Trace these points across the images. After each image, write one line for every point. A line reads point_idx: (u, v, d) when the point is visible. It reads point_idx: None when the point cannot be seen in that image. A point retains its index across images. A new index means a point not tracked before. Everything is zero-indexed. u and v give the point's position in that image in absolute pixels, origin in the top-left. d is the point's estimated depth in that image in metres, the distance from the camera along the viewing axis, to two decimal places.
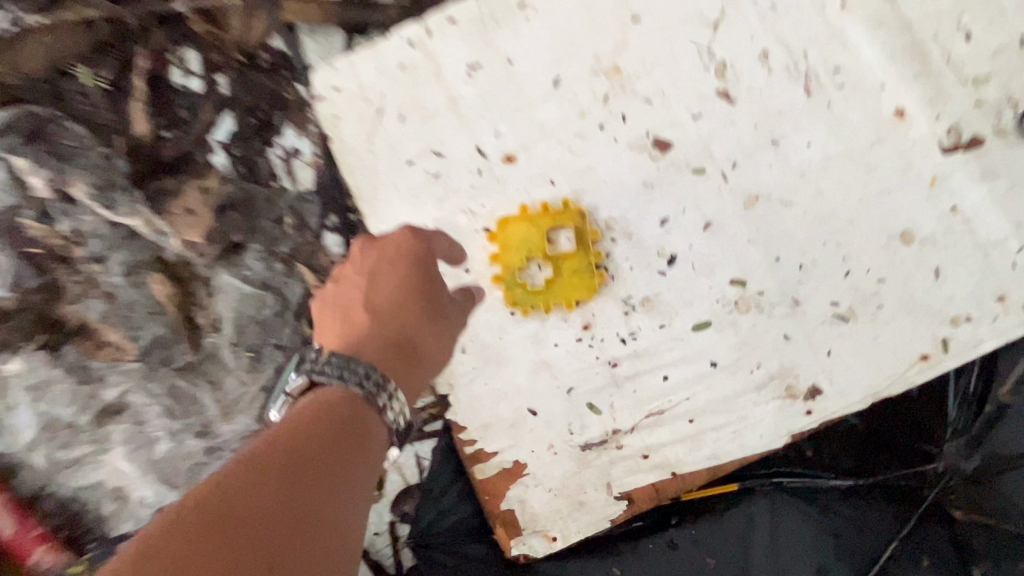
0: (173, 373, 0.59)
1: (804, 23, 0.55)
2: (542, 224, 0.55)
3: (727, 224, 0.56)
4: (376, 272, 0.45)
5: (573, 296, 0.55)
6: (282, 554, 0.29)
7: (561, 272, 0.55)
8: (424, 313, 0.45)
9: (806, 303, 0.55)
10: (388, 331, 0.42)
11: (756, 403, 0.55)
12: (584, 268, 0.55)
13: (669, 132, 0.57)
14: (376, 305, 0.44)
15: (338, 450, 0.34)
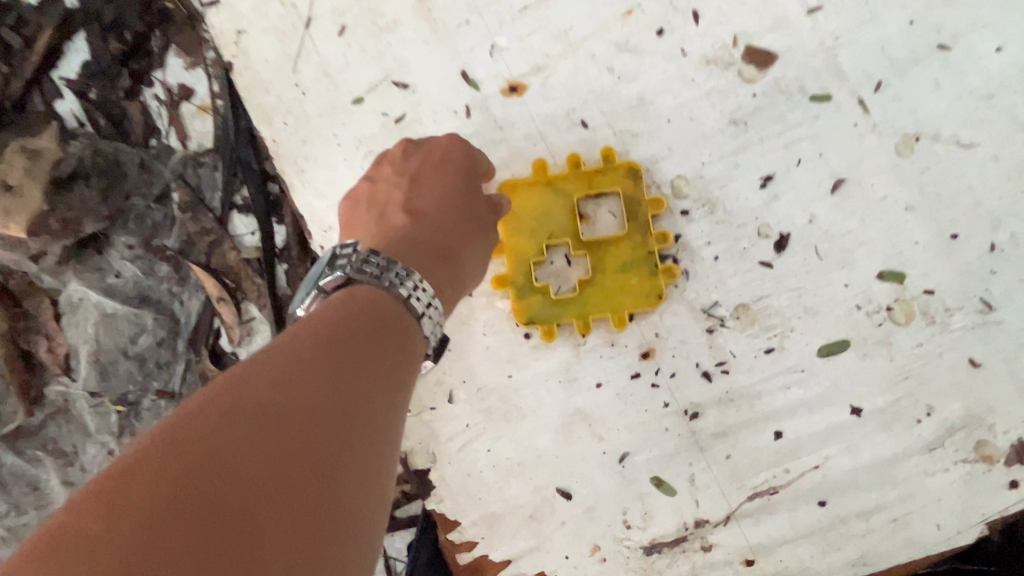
0: (10, 445, 0.40)
1: None
2: (572, 199, 0.35)
3: (869, 181, 0.35)
4: (419, 176, 0.32)
5: (616, 303, 0.35)
6: (343, 476, 0.17)
7: (591, 264, 0.35)
8: (472, 237, 0.31)
9: (1008, 308, 0.33)
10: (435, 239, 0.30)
11: (927, 474, 0.33)
12: (638, 266, 0.35)
13: (764, 38, 0.35)
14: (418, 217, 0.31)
15: (389, 339, 0.22)
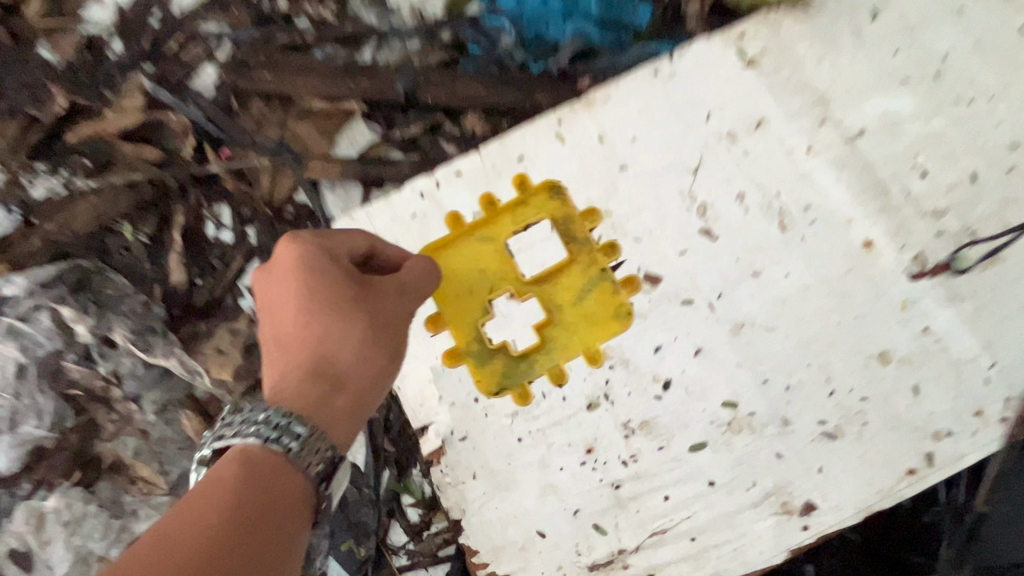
0: None
1: (767, 172, 0.64)
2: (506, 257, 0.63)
3: (717, 349, 0.60)
4: (282, 304, 0.49)
5: (591, 329, 0.62)
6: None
7: (554, 295, 0.63)
8: (332, 326, 0.47)
9: (797, 422, 0.58)
10: (310, 348, 0.47)
11: (755, 520, 0.57)
12: (575, 284, 0.63)
13: (657, 267, 0.62)
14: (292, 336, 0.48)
15: (256, 486, 0.38)
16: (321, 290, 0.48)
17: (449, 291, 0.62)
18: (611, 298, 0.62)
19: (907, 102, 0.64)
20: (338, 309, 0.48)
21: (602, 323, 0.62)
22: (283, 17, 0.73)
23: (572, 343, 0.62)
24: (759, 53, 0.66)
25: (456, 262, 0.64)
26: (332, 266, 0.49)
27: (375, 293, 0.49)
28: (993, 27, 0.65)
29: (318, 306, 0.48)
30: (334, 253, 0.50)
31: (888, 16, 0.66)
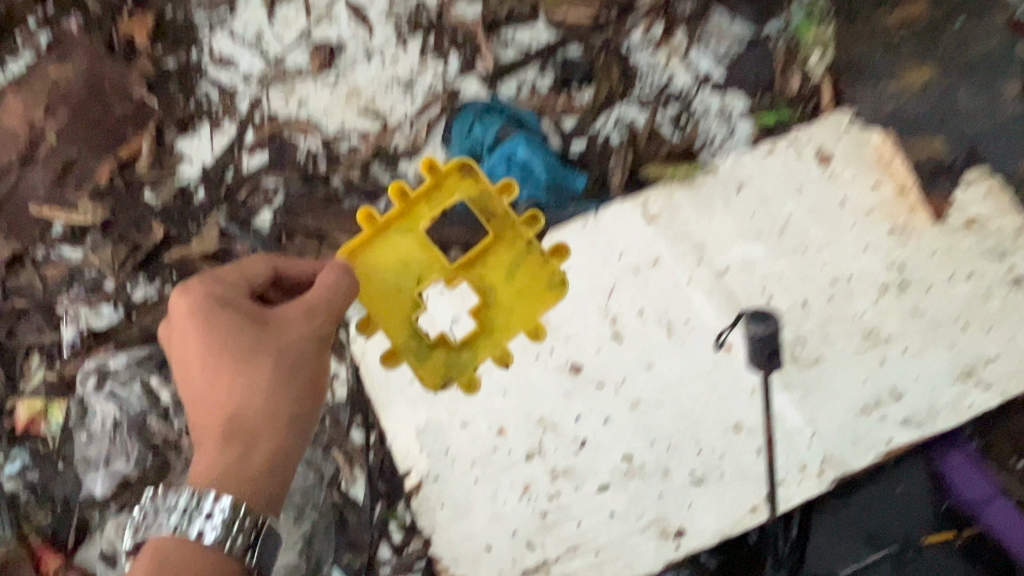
0: None
1: (659, 295, 0.90)
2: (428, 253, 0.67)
3: (620, 419, 0.85)
4: (192, 359, 0.59)
5: (526, 310, 0.71)
6: None
7: (485, 280, 0.70)
8: (234, 376, 0.58)
9: (674, 471, 0.82)
10: (221, 400, 0.58)
11: (641, 542, 0.80)
12: (499, 264, 0.69)
13: (580, 359, 0.88)
14: (204, 390, 0.59)
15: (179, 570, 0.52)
16: (218, 344, 0.59)
17: (381, 297, 0.68)
18: (538, 270, 0.70)
19: (759, 249, 0.92)
20: (239, 357, 0.58)
21: (535, 303, 0.71)
22: (324, 178, 1.05)
23: (507, 328, 0.72)
24: (657, 213, 0.95)
25: (381, 260, 0.67)
26: (224, 315, 0.60)
27: (270, 330, 0.60)
28: (813, 204, 0.94)
29: (221, 357, 0.59)
30: (225, 302, 0.61)
31: (744, 192, 0.95)
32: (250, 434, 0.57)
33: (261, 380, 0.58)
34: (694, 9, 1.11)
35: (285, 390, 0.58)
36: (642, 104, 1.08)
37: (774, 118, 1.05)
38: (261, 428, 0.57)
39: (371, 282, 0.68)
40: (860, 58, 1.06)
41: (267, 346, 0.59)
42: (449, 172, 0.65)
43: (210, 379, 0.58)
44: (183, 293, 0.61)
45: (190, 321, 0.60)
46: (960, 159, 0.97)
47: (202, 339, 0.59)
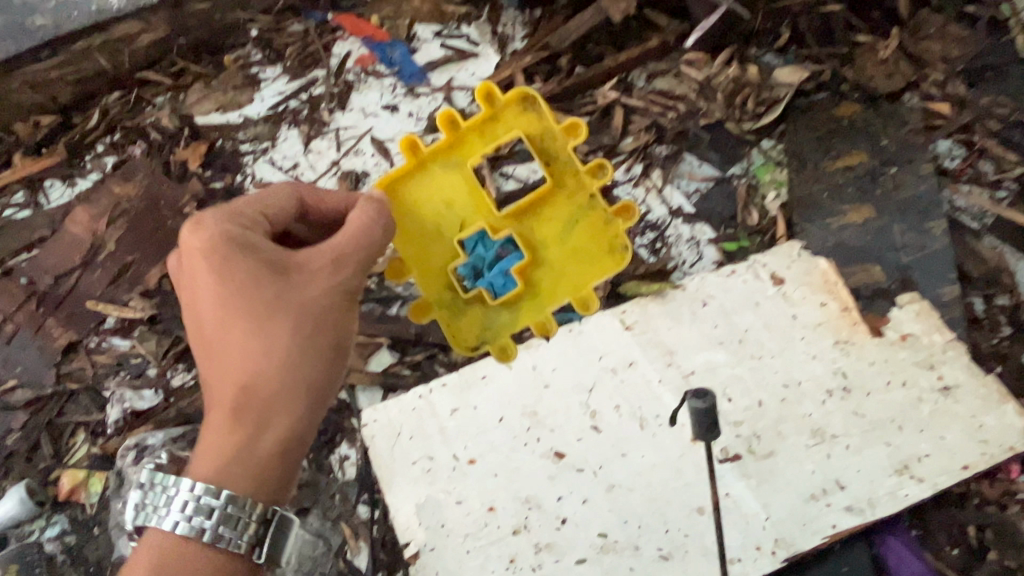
0: None
1: (633, 393, 1.03)
2: (484, 139, 0.94)
3: (597, 501, 0.97)
4: (211, 307, 0.74)
5: (573, 247, 0.97)
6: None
7: (537, 230, 0.97)
8: (247, 338, 0.72)
9: (644, 548, 0.94)
10: (235, 373, 0.72)
11: None
12: (553, 200, 0.97)
13: (563, 447, 1.00)
14: (221, 347, 0.73)
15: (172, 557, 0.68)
16: (236, 299, 0.73)
17: (429, 231, 0.96)
18: (601, 237, 0.97)
19: (721, 355, 1.06)
20: (258, 318, 0.73)
21: (581, 250, 0.97)
22: None
23: (551, 287, 0.98)
24: (632, 322, 1.09)
25: (427, 185, 0.95)
26: (243, 266, 0.74)
27: (286, 288, 0.74)
28: (768, 318, 1.09)
29: (242, 313, 0.73)
30: (244, 246, 0.75)
31: (708, 306, 1.10)
32: (267, 394, 0.72)
33: (277, 336, 0.73)
34: (668, 153, 1.34)
35: (297, 349, 0.73)
36: (623, 231, 1.27)
37: (736, 245, 1.25)
38: (273, 391, 0.72)
39: (421, 216, 0.96)
40: (810, 197, 1.23)
41: (283, 304, 0.74)
42: (507, 113, 0.94)
43: (226, 339, 0.73)
44: (202, 247, 0.74)
45: (210, 274, 0.73)
46: (895, 286, 1.14)
47: (223, 294, 0.73)
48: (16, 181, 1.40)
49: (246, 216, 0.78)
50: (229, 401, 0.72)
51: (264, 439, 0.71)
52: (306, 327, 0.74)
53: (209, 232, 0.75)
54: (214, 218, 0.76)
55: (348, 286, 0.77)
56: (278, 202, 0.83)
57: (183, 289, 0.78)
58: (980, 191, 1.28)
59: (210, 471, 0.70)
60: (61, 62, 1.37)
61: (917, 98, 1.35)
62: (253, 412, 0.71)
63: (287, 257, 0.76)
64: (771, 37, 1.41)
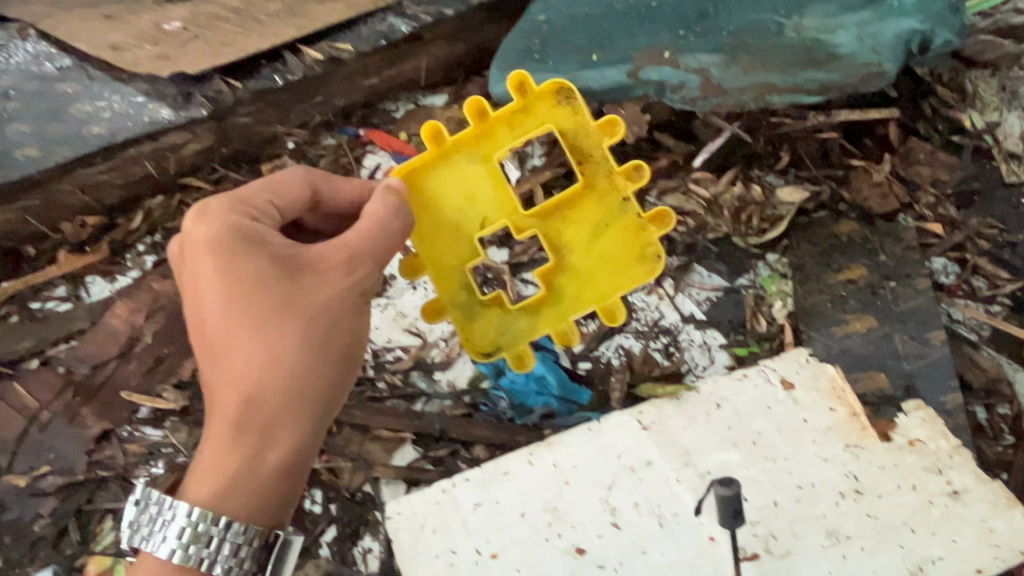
0: None
1: (652, 491, 1.06)
2: (517, 138, 1.12)
3: None
4: (219, 308, 0.84)
5: (588, 263, 1.17)
6: None
7: (563, 233, 1.17)
8: (254, 345, 0.83)
9: None
10: (241, 386, 0.82)
11: None
12: (584, 206, 1.17)
13: (584, 543, 1.03)
14: (229, 353, 0.83)
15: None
16: (245, 303, 0.83)
17: (448, 231, 1.14)
18: (631, 243, 1.17)
19: (735, 456, 1.09)
20: (267, 318, 0.84)
21: (602, 257, 1.17)
22: (370, 380, 1.26)
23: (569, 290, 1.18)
24: (649, 422, 1.13)
25: (457, 184, 1.13)
26: (253, 266, 0.84)
27: (295, 291, 0.85)
28: (779, 420, 1.13)
29: (252, 313, 0.83)
30: (255, 248, 0.85)
31: (722, 407, 1.14)
32: (273, 398, 0.83)
33: (285, 338, 0.84)
34: (679, 264, 1.42)
35: (300, 356, 0.84)
36: (637, 335, 1.33)
37: (746, 349, 1.31)
38: (278, 398, 0.83)
39: (446, 211, 1.14)
40: (815, 308, 1.30)
41: (293, 306, 0.85)
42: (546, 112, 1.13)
43: (234, 346, 0.83)
44: (211, 245, 0.84)
45: (220, 273, 0.84)
46: (899, 393, 1.19)
47: (234, 293, 0.84)
48: (57, 276, 1.51)
49: (254, 207, 0.90)
50: (235, 411, 0.82)
51: (268, 444, 0.83)
52: (315, 330, 0.86)
53: (219, 231, 0.85)
54: (219, 211, 0.86)
55: (350, 287, 0.89)
56: (286, 188, 0.94)
57: (185, 278, 0.87)
58: (975, 305, 1.35)
59: (210, 493, 0.80)
60: (111, 168, 1.49)
61: (911, 218, 1.45)
62: (256, 430, 0.82)
63: (295, 255, 0.87)
64: (772, 158, 1.51)
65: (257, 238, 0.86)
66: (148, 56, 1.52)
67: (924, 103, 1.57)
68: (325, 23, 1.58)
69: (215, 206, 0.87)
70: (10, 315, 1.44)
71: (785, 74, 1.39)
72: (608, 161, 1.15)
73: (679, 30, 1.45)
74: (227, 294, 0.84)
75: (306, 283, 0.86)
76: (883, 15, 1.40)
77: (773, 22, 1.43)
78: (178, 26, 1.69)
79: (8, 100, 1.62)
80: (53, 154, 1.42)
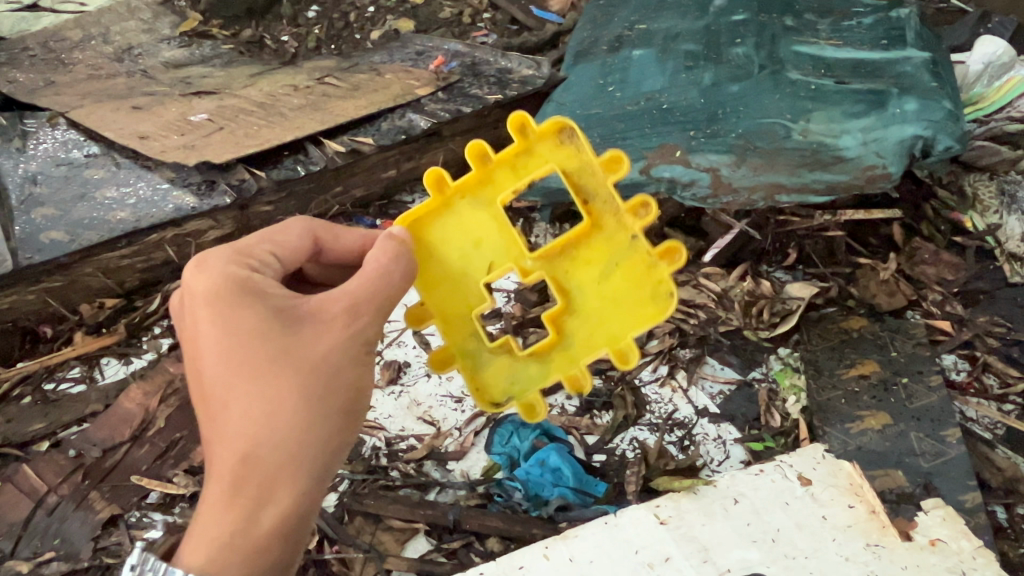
0: None
1: None
2: (515, 170, 0.94)
3: None
4: (213, 362, 0.79)
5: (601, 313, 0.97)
6: None
7: (571, 273, 0.97)
8: (248, 399, 0.78)
9: None
10: (236, 442, 0.77)
11: None
12: (593, 241, 0.96)
13: None
14: (224, 409, 0.78)
15: None
16: (240, 355, 0.79)
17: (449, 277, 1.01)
18: (645, 282, 0.94)
19: (755, 552, 1.06)
20: (261, 369, 0.78)
21: (613, 304, 0.96)
22: (383, 469, 1.28)
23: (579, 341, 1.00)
24: (666, 516, 1.11)
25: (454, 226, 0.99)
26: (251, 317, 0.80)
27: (293, 341, 0.80)
28: (799, 517, 1.10)
29: (247, 365, 0.78)
30: (252, 300, 0.81)
31: (740, 503, 1.12)
32: (268, 458, 0.77)
33: (279, 391, 0.78)
34: (691, 356, 1.44)
35: (296, 410, 0.78)
36: (652, 428, 1.33)
37: (762, 444, 1.29)
38: (275, 458, 0.77)
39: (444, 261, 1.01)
40: (829, 403, 1.30)
41: (290, 355, 0.79)
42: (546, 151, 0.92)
43: (230, 401, 0.78)
44: (212, 295, 0.81)
45: (219, 324, 0.80)
46: (918, 490, 1.17)
47: (230, 343, 0.79)
48: (72, 357, 1.48)
49: (253, 259, 0.87)
50: (231, 470, 0.76)
51: (261, 508, 0.76)
52: (314, 383, 0.80)
53: (218, 281, 0.82)
54: (217, 263, 0.83)
55: (352, 337, 0.83)
56: (287, 241, 0.93)
57: (186, 329, 0.83)
58: (988, 403, 1.35)
59: (202, 561, 0.73)
60: (134, 252, 1.51)
61: (919, 315, 1.47)
62: (252, 487, 0.76)
63: (294, 306, 0.83)
64: (780, 255, 1.56)
65: (256, 289, 0.82)
66: (176, 146, 1.65)
67: (926, 206, 1.62)
68: (349, 119, 1.72)
69: (215, 258, 0.85)
70: (25, 396, 1.43)
71: (793, 175, 1.44)
72: (617, 195, 0.92)
73: (690, 132, 1.52)
74: (222, 347, 0.79)
75: (304, 332, 0.81)
76: (886, 123, 1.47)
77: (781, 126, 1.49)
78: (204, 118, 1.76)
79: (35, 184, 1.63)
80: (79, 238, 1.46)
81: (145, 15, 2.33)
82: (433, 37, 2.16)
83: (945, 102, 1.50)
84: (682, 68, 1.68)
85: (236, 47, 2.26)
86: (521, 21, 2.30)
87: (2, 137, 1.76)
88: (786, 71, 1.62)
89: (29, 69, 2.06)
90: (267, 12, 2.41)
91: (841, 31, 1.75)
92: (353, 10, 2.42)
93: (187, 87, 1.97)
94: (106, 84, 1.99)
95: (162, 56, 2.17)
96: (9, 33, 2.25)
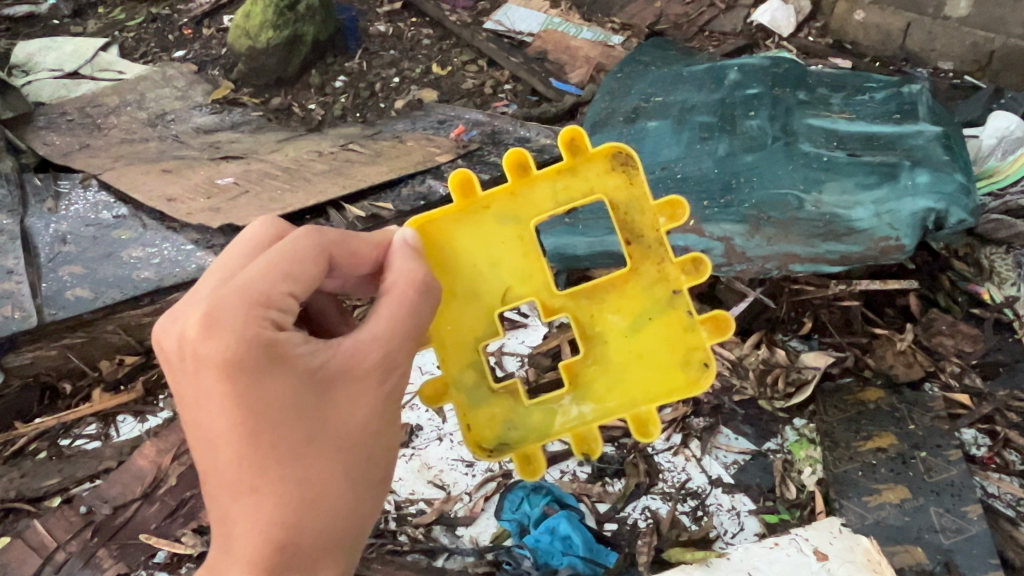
0: None
1: None
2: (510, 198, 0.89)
3: None
4: (258, 427, 0.66)
5: (667, 334, 0.93)
6: None
7: (590, 317, 0.94)
8: (295, 465, 0.67)
9: None
10: (283, 514, 0.67)
11: None
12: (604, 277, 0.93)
13: None
14: (278, 479, 0.67)
15: None
16: (293, 421, 0.67)
17: (465, 312, 0.91)
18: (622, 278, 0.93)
19: None
20: (299, 450, 0.68)
21: (667, 303, 0.92)
22: (392, 533, 1.29)
23: (646, 342, 0.93)
24: None
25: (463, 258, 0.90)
26: (277, 390, 0.66)
27: (327, 414, 0.69)
28: None
29: (279, 445, 0.67)
30: (281, 359, 0.66)
31: None
32: (312, 542, 0.69)
33: (320, 470, 0.69)
34: (705, 425, 1.42)
35: (337, 475, 0.70)
36: (664, 497, 1.31)
37: (776, 516, 1.27)
38: (314, 541, 0.69)
39: (467, 276, 0.90)
40: (845, 476, 1.28)
41: (324, 430, 0.69)
42: (570, 158, 0.87)
43: (277, 478, 0.67)
44: (220, 364, 0.64)
45: (233, 399, 0.65)
46: (939, 568, 1.14)
47: (248, 418, 0.65)
48: (89, 414, 1.48)
49: (273, 302, 0.68)
50: (274, 550, 0.67)
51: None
52: (350, 456, 0.71)
53: (232, 346, 0.64)
54: (237, 310, 0.65)
55: (387, 397, 0.74)
56: (300, 261, 0.72)
57: (181, 385, 0.68)
58: (1010, 478, 1.32)
59: None
60: (156, 310, 1.54)
61: (937, 386, 1.45)
62: (298, 561, 0.68)
63: (315, 373, 0.69)
64: (795, 324, 1.56)
65: (284, 343, 0.67)
66: (201, 209, 1.71)
67: (942, 277, 1.62)
68: (369, 186, 1.77)
69: (225, 306, 0.66)
70: (40, 451, 1.43)
71: (806, 245, 1.44)
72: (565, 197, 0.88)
73: (704, 202, 1.55)
74: (276, 417, 0.66)
75: (295, 427, 0.67)
76: (899, 195, 1.48)
77: (794, 197, 1.52)
78: (230, 182, 1.82)
79: (64, 243, 1.68)
80: (102, 296, 1.53)
81: (179, 84, 2.43)
82: (455, 106, 2.22)
83: (959, 175, 1.51)
84: (697, 139, 1.71)
85: (265, 114, 2.35)
86: (541, 91, 2.36)
87: (36, 197, 1.82)
88: (800, 143, 1.65)
89: (66, 133, 2.14)
90: (296, 80, 2.49)
91: (854, 106, 1.78)
92: (378, 80, 2.50)
93: (215, 151, 2.04)
94: (138, 148, 2.07)
95: (192, 122, 2.25)
96: (48, 99, 2.35)
